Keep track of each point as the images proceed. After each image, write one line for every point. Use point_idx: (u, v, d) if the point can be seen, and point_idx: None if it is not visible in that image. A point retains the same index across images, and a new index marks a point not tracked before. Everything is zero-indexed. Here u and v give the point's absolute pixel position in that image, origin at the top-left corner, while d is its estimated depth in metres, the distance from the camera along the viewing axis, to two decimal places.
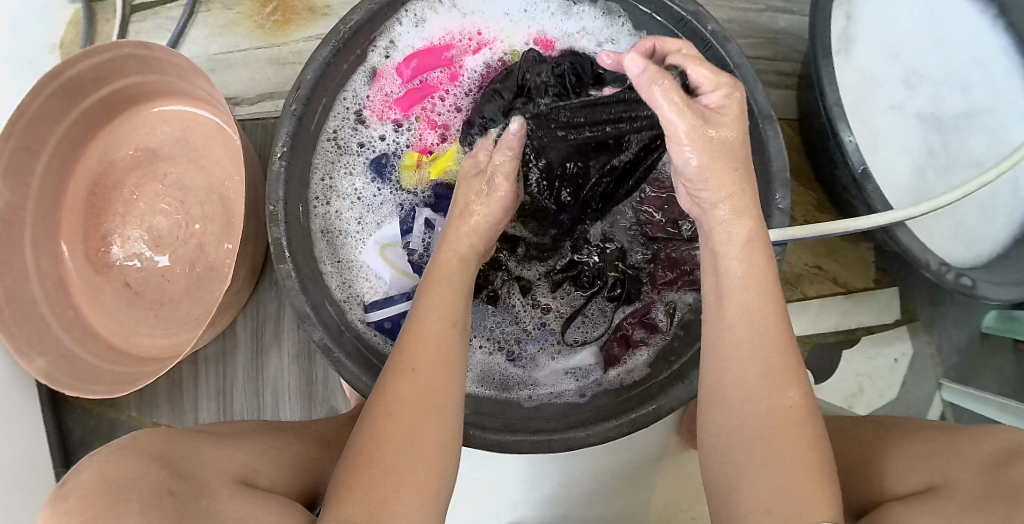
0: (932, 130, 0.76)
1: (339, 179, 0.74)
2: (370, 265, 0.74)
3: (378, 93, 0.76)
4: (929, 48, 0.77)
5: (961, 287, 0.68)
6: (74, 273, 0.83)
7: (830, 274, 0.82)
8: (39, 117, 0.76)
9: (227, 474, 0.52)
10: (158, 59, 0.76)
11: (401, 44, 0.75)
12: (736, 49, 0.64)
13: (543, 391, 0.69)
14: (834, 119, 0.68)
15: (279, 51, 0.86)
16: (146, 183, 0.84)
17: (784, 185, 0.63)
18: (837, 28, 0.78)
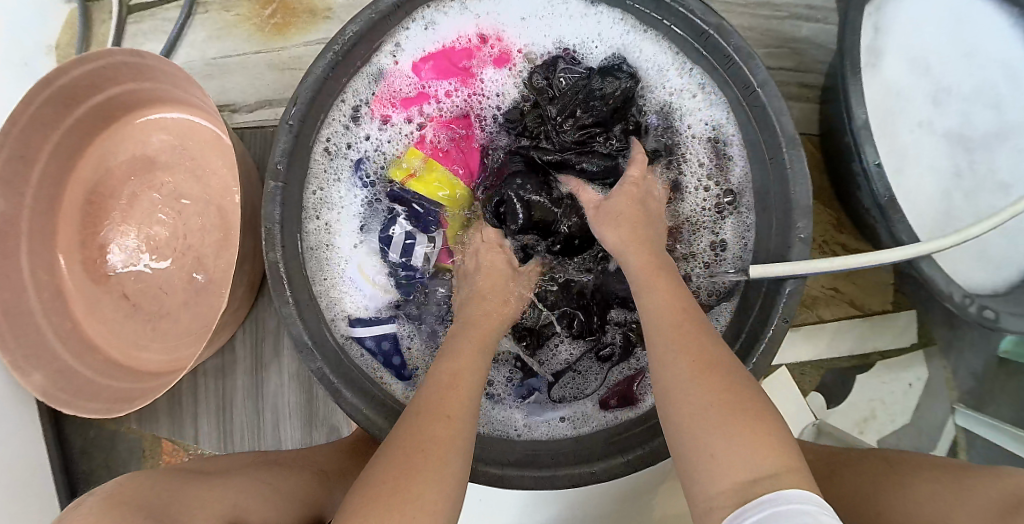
0: (959, 148, 0.72)
1: (329, 189, 0.72)
2: (349, 277, 0.73)
3: (379, 98, 0.73)
4: (960, 60, 0.73)
5: (982, 320, 0.66)
6: (72, 283, 0.81)
7: (846, 296, 0.79)
8: (31, 126, 0.74)
9: (214, 518, 0.51)
10: (153, 68, 0.74)
11: (406, 50, 0.73)
12: (759, 67, 0.60)
13: (540, 434, 0.68)
14: (860, 141, 0.65)
15: (279, 56, 0.83)
16: (143, 191, 0.82)
17: (807, 214, 0.60)
18: (865, 40, 0.74)
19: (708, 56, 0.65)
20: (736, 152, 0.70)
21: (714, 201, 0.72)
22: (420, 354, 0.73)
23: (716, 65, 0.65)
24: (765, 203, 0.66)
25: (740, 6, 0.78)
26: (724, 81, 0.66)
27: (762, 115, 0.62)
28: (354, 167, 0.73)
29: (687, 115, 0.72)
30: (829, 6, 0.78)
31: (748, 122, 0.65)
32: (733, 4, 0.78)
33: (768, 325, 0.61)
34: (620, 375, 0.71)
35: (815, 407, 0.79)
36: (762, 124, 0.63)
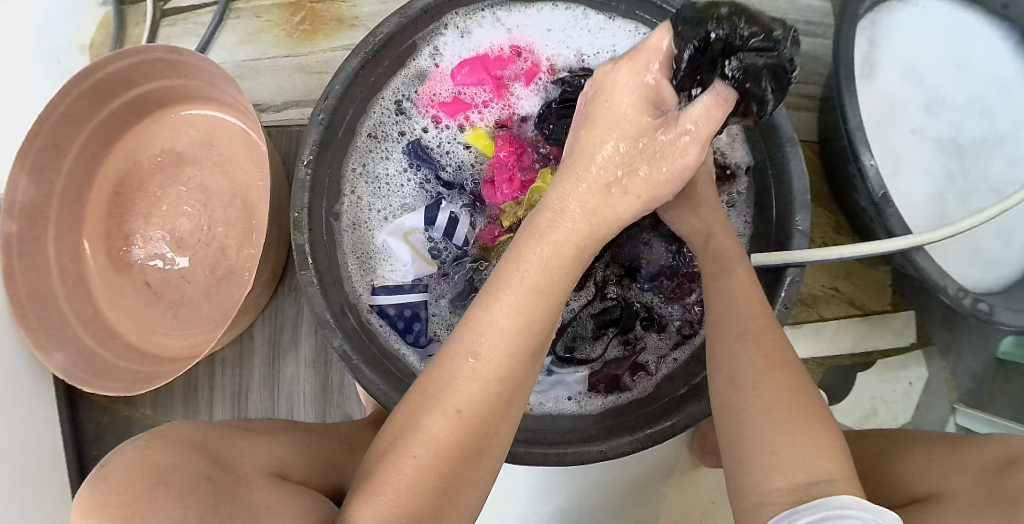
0: (952, 155, 0.77)
1: (370, 169, 0.76)
2: (386, 247, 0.75)
3: (425, 97, 0.78)
4: (951, 73, 0.78)
5: (977, 313, 0.69)
6: (95, 271, 0.83)
7: (846, 295, 0.82)
8: (67, 117, 0.77)
9: (260, 467, 0.53)
10: (188, 64, 0.78)
11: (445, 55, 0.78)
12: None
13: (546, 412, 0.69)
14: (856, 143, 0.69)
15: (306, 60, 0.87)
16: (171, 183, 0.85)
17: (805, 207, 0.64)
18: (860, 53, 0.79)
19: None
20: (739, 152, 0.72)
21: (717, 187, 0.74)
22: (441, 318, 0.75)
23: None
24: (768, 198, 0.69)
25: None
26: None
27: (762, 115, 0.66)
28: (405, 149, 0.78)
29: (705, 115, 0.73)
30: (826, 24, 0.84)
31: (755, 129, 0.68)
32: None
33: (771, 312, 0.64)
34: (619, 349, 0.71)
35: None
36: (762, 125, 0.66)
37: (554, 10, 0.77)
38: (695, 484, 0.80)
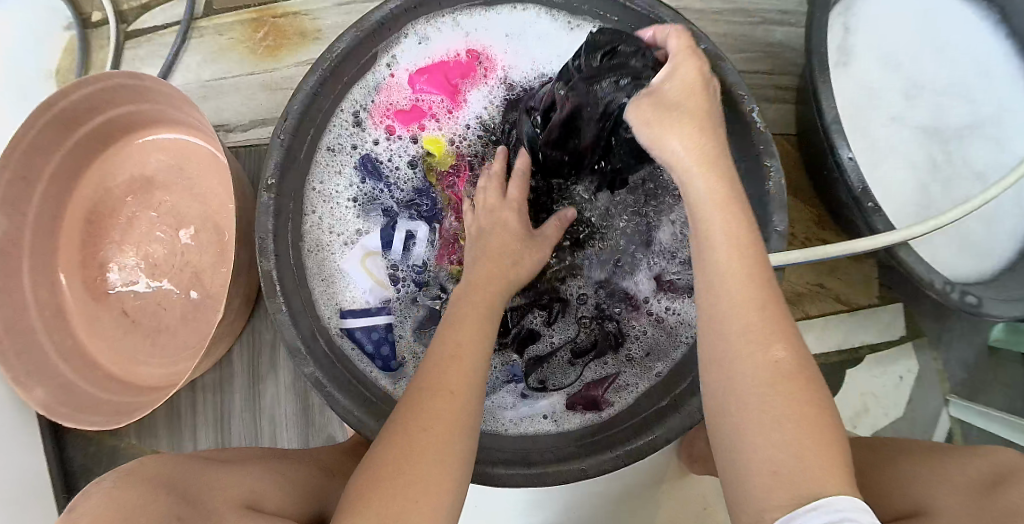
0: (936, 141, 0.74)
1: (331, 188, 0.75)
2: (348, 272, 0.74)
3: (378, 109, 0.76)
4: (930, 56, 0.75)
5: (966, 305, 0.67)
6: (72, 301, 0.83)
7: (832, 291, 0.80)
8: (33, 149, 0.76)
9: (229, 500, 0.52)
10: (150, 89, 0.76)
11: (400, 63, 0.75)
12: (730, 70, 0.62)
13: (525, 431, 0.68)
14: (832, 134, 0.67)
15: (271, 76, 0.86)
16: (142, 210, 0.84)
17: (783, 208, 0.62)
18: (835, 40, 0.76)
19: None
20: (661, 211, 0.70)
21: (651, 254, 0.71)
22: (410, 348, 0.73)
23: None
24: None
25: (714, 13, 0.81)
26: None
27: (733, 115, 0.65)
28: (359, 163, 0.75)
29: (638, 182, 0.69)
30: (800, 11, 0.81)
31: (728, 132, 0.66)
32: (707, 12, 0.81)
33: None
34: (596, 373, 0.70)
35: None
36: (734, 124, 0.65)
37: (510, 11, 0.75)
38: (685, 489, 0.79)
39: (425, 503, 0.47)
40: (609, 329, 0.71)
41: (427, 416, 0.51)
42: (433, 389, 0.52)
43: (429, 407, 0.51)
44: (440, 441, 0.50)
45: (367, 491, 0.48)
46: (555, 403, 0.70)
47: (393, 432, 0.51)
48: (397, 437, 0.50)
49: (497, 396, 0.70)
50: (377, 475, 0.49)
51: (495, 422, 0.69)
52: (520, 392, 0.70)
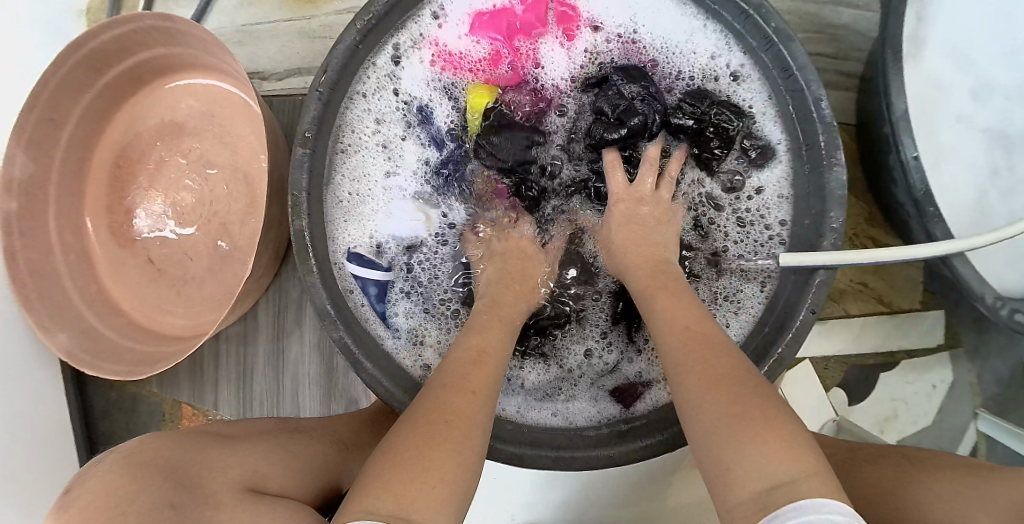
0: (998, 147, 0.70)
1: (367, 135, 0.72)
2: (366, 208, 0.72)
3: (429, 39, 0.72)
4: (1010, 57, 0.69)
5: (1013, 325, 0.63)
6: (98, 246, 0.81)
7: (875, 292, 0.76)
8: (62, 89, 0.73)
9: (230, 483, 0.55)
10: (184, 32, 0.72)
11: (448, 16, 0.73)
12: (799, 51, 0.59)
13: (528, 419, 0.67)
14: (899, 133, 0.64)
15: (310, 23, 0.82)
16: (170, 156, 0.81)
17: (841, 204, 0.59)
18: (908, 28, 0.70)
19: (749, 36, 0.64)
20: (776, 221, 0.67)
21: (766, 239, 0.68)
22: (411, 298, 0.72)
23: (760, 52, 0.64)
24: (805, 183, 0.63)
25: None
26: (763, 64, 0.65)
27: (800, 100, 0.61)
28: (412, 94, 0.73)
29: (754, 172, 0.69)
30: None
31: (790, 117, 0.64)
32: None
33: (795, 315, 0.59)
34: (615, 378, 0.69)
35: (838, 404, 0.77)
36: (800, 109, 0.62)
37: None
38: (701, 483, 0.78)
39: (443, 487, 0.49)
40: (618, 348, 0.70)
41: (437, 411, 0.53)
42: (454, 388, 0.56)
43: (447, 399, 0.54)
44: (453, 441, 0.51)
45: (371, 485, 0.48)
46: (575, 398, 0.69)
47: (410, 424, 0.53)
48: (405, 432, 0.52)
49: (509, 374, 0.70)
50: (393, 469, 0.49)
51: (512, 405, 0.68)
52: (530, 384, 0.69)
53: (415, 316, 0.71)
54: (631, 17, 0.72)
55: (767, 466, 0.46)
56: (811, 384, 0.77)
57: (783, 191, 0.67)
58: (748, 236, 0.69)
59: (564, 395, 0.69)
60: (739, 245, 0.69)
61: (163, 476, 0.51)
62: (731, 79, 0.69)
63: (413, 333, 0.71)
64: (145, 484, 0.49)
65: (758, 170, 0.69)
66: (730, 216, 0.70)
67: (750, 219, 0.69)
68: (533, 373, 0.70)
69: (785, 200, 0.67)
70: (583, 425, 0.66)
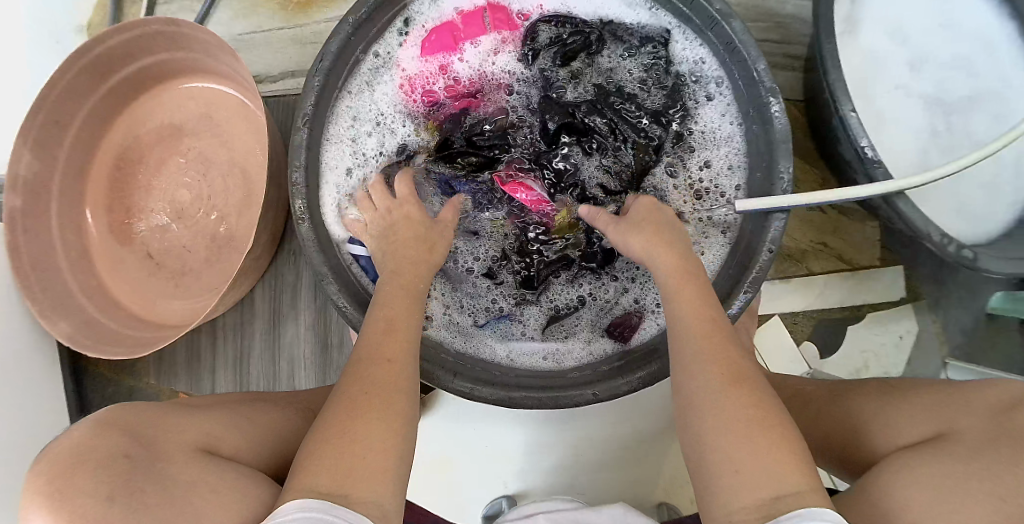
0: (936, 111, 0.76)
1: (352, 133, 0.77)
2: (355, 198, 0.77)
3: (393, 51, 0.77)
4: (937, 32, 0.77)
5: (963, 262, 0.64)
6: (98, 243, 0.84)
7: (836, 250, 0.81)
8: (67, 93, 0.78)
9: (187, 441, 0.56)
10: (187, 36, 0.78)
11: (410, 26, 0.77)
12: (739, 27, 0.65)
13: (522, 362, 0.71)
14: (835, 93, 0.69)
15: (302, 31, 0.89)
16: (169, 156, 0.86)
17: (788, 153, 0.65)
18: (843, 11, 0.78)
19: (694, 19, 0.70)
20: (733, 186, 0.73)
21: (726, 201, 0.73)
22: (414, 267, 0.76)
23: (704, 32, 0.70)
24: (753, 143, 0.70)
25: None
26: (709, 43, 0.71)
27: (745, 70, 0.67)
28: (389, 97, 0.78)
29: (710, 148, 0.74)
30: None
31: (740, 89, 0.70)
32: None
33: (757, 256, 0.64)
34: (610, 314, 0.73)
35: (809, 357, 0.82)
36: (748, 80, 0.68)
37: None
38: None
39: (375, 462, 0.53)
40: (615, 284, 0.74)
41: (356, 397, 0.56)
42: (375, 363, 0.58)
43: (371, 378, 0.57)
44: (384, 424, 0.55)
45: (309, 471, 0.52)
46: (568, 339, 0.73)
47: (340, 411, 0.56)
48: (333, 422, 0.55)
49: (502, 323, 0.74)
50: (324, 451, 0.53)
51: (506, 353, 0.72)
52: (526, 330, 0.74)
53: None
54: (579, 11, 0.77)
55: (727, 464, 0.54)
56: (778, 339, 0.82)
57: (732, 152, 0.73)
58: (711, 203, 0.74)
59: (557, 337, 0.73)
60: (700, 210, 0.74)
61: (123, 434, 0.53)
62: (680, 64, 0.75)
63: None
64: (109, 439, 0.52)
65: (715, 142, 0.74)
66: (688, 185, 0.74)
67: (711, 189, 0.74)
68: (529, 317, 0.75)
69: (735, 166, 0.73)
70: (572, 365, 0.71)
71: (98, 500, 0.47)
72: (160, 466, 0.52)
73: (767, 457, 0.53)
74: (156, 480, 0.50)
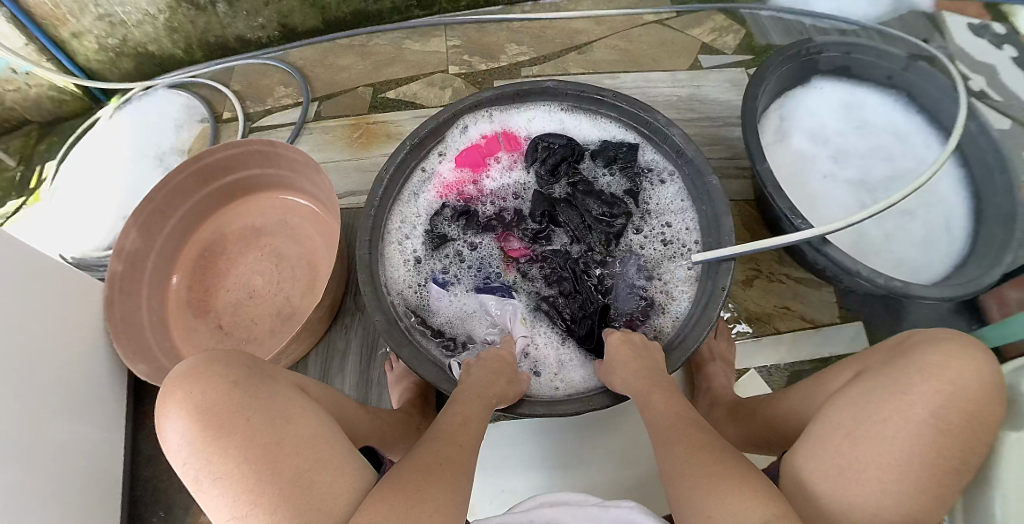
0: (862, 189, 0.97)
1: (405, 221, 0.97)
2: (401, 269, 0.94)
3: (439, 162, 1.01)
4: (851, 134, 1.02)
5: (895, 289, 0.80)
6: (174, 315, 0.98)
7: (798, 312, 0.99)
8: (176, 191, 0.98)
9: (288, 381, 0.67)
10: (278, 155, 1.00)
11: (449, 144, 1.01)
12: (686, 142, 0.91)
13: (559, 389, 0.87)
14: (760, 173, 0.88)
15: (363, 161, 1.13)
16: (246, 247, 1.03)
17: (727, 214, 0.87)
18: (774, 124, 1.02)
19: (655, 137, 0.96)
20: (691, 248, 0.93)
21: (681, 260, 0.93)
22: (451, 318, 0.93)
23: (663, 145, 0.96)
24: (704, 217, 0.91)
25: (686, 120, 1.10)
26: (668, 153, 0.96)
27: (694, 169, 0.92)
28: (433, 196, 1.00)
29: (671, 222, 0.96)
30: None
31: (691, 183, 0.93)
32: (680, 119, 1.10)
33: (721, 293, 0.83)
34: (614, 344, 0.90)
35: None
36: (697, 177, 0.91)
37: (535, 105, 1.02)
38: None
39: (447, 496, 0.59)
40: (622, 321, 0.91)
41: (435, 454, 0.64)
42: (449, 443, 0.66)
43: (442, 445, 0.65)
44: (448, 473, 0.62)
45: (384, 494, 0.58)
46: (585, 368, 0.89)
47: (420, 457, 0.64)
48: (417, 464, 0.62)
49: (537, 360, 0.90)
50: (402, 486, 0.59)
51: (542, 385, 0.87)
52: (556, 362, 0.90)
53: (460, 326, 0.93)
54: (572, 132, 1.02)
55: (723, 481, 0.61)
56: (759, 386, 0.95)
57: (687, 223, 0.95)
58: (672, 262, 0.93)
59: (578, 367, 0.89)
60: (658, 268, 0.94)
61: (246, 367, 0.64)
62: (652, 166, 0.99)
63: (457, 344, 0.91)
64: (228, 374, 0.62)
65: (675, 218, 0.96)
66: (647, 250, 0.95)
67: (668, 252, 0.94)
68: (556, 352, 0.91)
69: (691, 231, 0.94)
70: (591, 385, 0.87)
71: (227, 386, 0.61)
72: (267, 392, 0.63)
73: (746, 477, 0.60)
74: (266, 397, 0.62)
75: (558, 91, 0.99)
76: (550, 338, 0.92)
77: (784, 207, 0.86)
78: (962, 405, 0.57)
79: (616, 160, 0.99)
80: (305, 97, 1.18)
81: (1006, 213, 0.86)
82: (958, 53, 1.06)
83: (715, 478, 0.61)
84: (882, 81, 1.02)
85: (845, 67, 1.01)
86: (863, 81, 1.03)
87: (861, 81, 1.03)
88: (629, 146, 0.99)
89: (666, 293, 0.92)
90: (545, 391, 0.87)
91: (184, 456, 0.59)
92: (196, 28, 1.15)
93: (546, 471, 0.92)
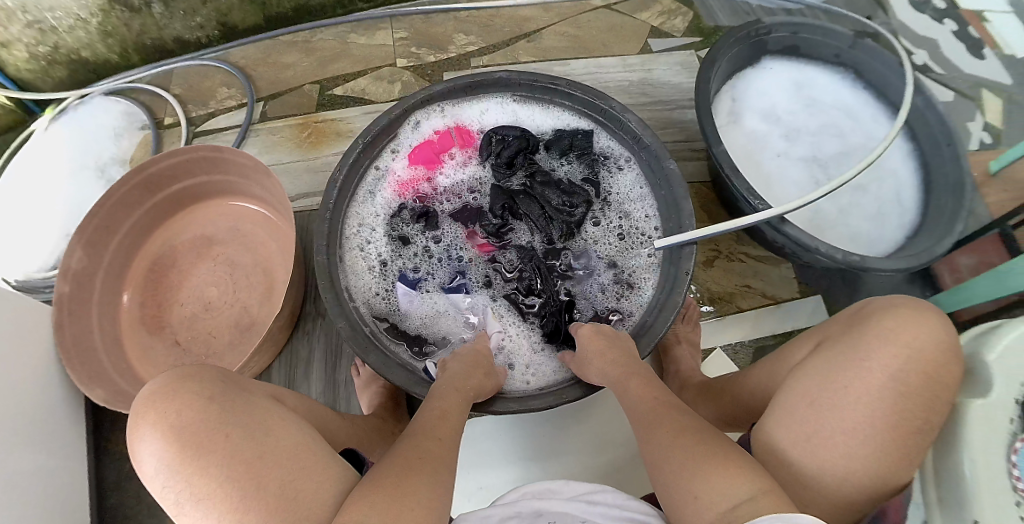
0: (814, 166, 0.99)
1: (362, 223, 0.95)
2: (362, 272, 0.92)
3: (393, 161, 0.98)
4: (800, 112, 1.03)
5: (852, 262, 0.82)
6: (128, 334, 0.94)
7: (759, 290, 1.01)
8: (120, 203, 0.93)
9: (263, 392, 0.66)
10: (226, 160, 0.96)
11: (403, 142, 0.99)
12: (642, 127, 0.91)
13: (530, 383, 0.87)
14: (717, 155, 0.89)
15: (315, 161, 1.10)
16: (200, 258, 1.00)
17: (686, 197, 0.88)
18: (727, 106, 1.03)
19: (611, 124, 0.96)
20: (652, 233, 0.94)
21: (642, 245, 0.94)
22: (417, 319, 0.92)
23: (620, 131, 0.96)
24: (663, 202, 0.92)
25: (640, 105, 1.10)
26: (624, 139, 0.96)
27: (651, 154, 0.92)
28: (390, 195, 0.97)
29: (631, 208, 0.96)
30: None
31: (648, 168, 0.94)
32: (634, 104, 1.11)
33: (685, 277, 0.84)
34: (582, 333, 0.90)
35: None
36: (654, 161, 0.92)
37: (488, 97, 1.01)
38: None
39: (426, 500, 0.58)
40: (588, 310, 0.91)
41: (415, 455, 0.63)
42: (426, 438, 0.66)
43: (420, 445, 0.64)
44: (428, 473, 0.60)
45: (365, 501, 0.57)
46: (556, 360, 0.89)
47: (397, 460, 0.62)
48: (396, 466, 0.61)
49: (507, 355, 0.89)
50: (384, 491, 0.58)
51: (514, 380, 0.87)
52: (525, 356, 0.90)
53: (426, 327, 0.91)
54: (527, 122, 1.01)
55: (701, 461, 0.61)
56: (725, 365, 0.97)
57: (647, 208, 0.95)
58: (634, 248, 0.94)
59: (548, 359, 0.89)
60: (620, 255, 0.94)
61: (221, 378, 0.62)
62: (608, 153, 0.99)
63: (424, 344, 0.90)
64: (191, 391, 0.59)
65: (635, 204, 0.96)
66: (609, 237, 0.95)
67: (629, 238, 0.95)
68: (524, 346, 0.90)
69: (652, 215, 0.95)
70: (561, 377, 0.87)
71: (203, 402, 0.59)
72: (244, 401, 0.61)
73: (724, 455, 0.61)
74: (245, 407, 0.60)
75: (512, 81, 0.98)
76: (518, 332, 0.91)
77: (740, 188, 0.87)
78: (922, 371, 0.59)
79: (573, 149, 0.98)
80: (250, 98, 1.13)
81: (954, 183, 0.89)
82: (901, 29, 1.08)
83: (693, 457, 0.62)
84: (828, 59, 1.04)
85: (794, 47, 1.03)
86: (811, 60, 1.05)
87: (809, 60, 1.05)
88: (585, 134, 0.98)
89: (631, 280, 0.92)
90: (518, 386, 0.86)
91: (162, 480, 0.56)
92: (132, 31, 1.09)
93: (524, 464, 0.92)
